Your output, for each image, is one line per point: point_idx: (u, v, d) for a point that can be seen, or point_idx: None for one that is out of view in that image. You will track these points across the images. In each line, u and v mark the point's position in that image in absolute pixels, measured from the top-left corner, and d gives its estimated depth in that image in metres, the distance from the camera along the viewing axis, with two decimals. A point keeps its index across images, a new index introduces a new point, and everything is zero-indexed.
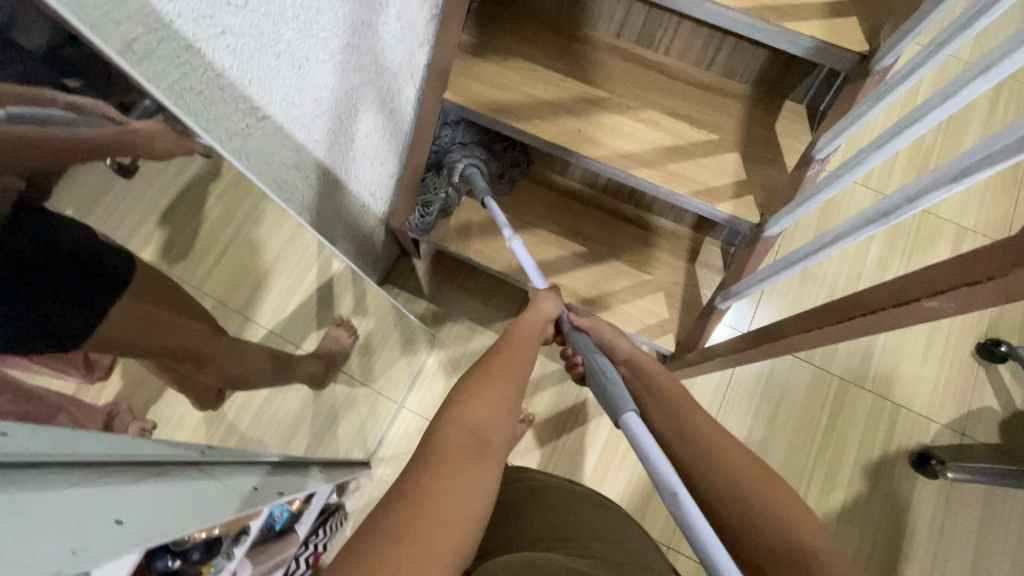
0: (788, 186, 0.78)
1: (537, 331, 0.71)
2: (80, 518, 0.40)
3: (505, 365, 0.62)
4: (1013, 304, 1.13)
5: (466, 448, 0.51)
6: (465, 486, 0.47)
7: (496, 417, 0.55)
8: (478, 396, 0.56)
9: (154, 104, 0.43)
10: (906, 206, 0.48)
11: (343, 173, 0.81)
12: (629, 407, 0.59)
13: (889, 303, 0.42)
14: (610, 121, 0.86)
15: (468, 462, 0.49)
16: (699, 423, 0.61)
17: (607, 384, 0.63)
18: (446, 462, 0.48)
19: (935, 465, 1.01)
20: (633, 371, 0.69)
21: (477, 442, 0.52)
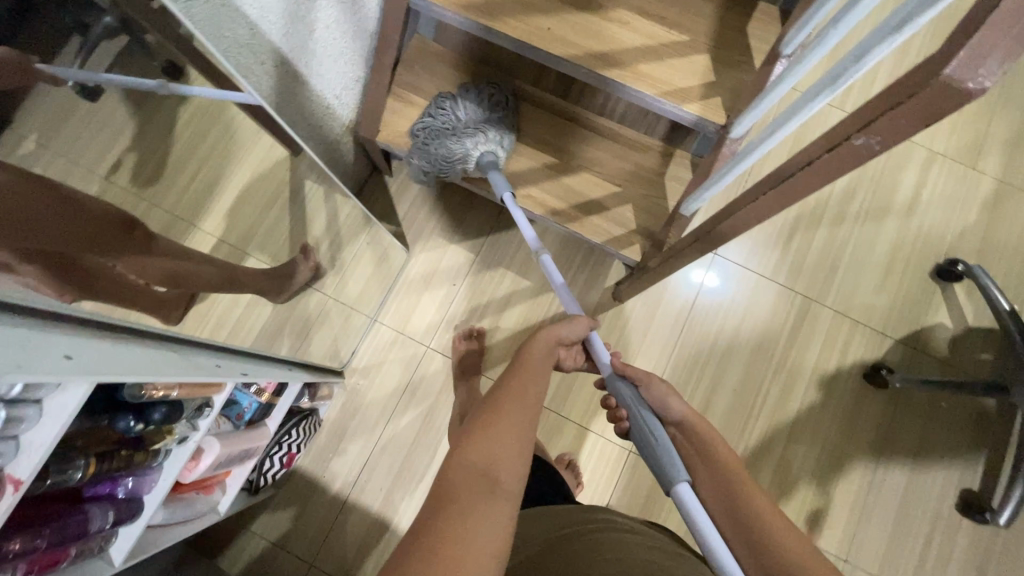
0: (754, 85, 0.77)
1: (550, 352, 0.71)
2: (25, 345, 0.41)
3: (513, 395, 0.61)
4: (973, 227, 1.16)
5: (476, 487, 0.50)
6: (480, 530, 0.47)
7: (506, 454, 0.54)
8: (488, 432, 0.56)
9: (112, 22, 0.51)
10: (852, 66, 0.49)
11: (302, 67, 0.79)
12: (682, 478, 0.64)
13: (824, 152, 0.43)
14: (580, 20, 0.84)
15: (479, 499, 0.50)
16: (752, 500, 0.62)
17: (659, 450, 0.66)
18: (458, 511, 0.48)
19: (883, 374, 1.07)
20: (682, 432, 0.69)
21: (488, 480, 0.51)
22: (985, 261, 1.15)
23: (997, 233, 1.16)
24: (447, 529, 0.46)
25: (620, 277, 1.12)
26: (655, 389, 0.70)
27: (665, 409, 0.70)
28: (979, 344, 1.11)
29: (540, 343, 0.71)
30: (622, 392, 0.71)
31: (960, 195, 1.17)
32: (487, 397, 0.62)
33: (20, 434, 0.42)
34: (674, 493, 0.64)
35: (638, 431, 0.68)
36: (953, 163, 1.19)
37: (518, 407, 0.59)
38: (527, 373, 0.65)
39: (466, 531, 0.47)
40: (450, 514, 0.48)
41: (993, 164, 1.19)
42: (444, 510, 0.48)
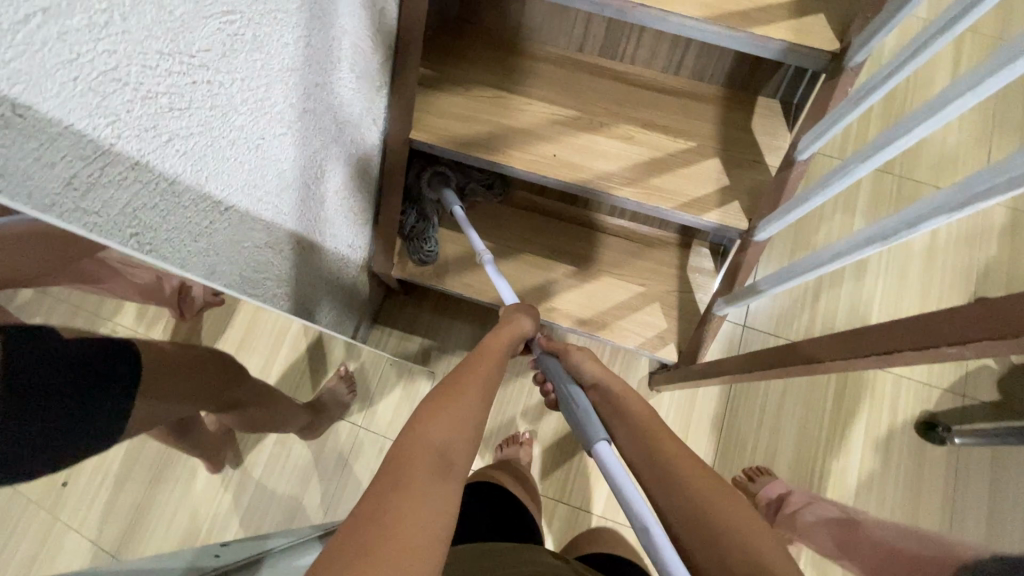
0: (772, 191, 0.77)
1: (507, 349, 0.70)
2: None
3: (470, 385, 0.59)
4: (997, 260, 1.15)
5: (429, 468, 0.48)
6: (432, 516, 0.44)
7: (458, 434, 0.52)
8: (441, 412, 0.54)
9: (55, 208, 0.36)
10: (904, 231, 0.48)
11: (317, 236, 0.77)
12: (601, 435, 0.58)
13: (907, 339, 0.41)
14: (584, 141, 0.83)
15: (434, 477, 0.47)
16: (664, 441, 0.57)
17: (580, 413, 0.62)
18: (408, 485, 0.45)
19: (941, 432, 1.03)
20: (601, 394, 0.67)
21: (444, 462, 0.49)
22: None
23: None
24: (394, 506, 0.43)
25: (653, 368, 1.10)
26: (572, 355, 0.72)
27: (581, 374, 0.70)
28: None
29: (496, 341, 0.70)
30: (549, 366, 0.72)
31: (977, 231, 1.16)
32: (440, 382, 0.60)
33: None
34: (594, 453, 0.57)
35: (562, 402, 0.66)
36: None
37: (473, 398, 0.57)
38: (488, 360, 0.65)
39: (415, 509, 0.43)
40: (398, 491, 0.44)
41: (1004, 194, 1.18)
42: (388, 485, 0.45)
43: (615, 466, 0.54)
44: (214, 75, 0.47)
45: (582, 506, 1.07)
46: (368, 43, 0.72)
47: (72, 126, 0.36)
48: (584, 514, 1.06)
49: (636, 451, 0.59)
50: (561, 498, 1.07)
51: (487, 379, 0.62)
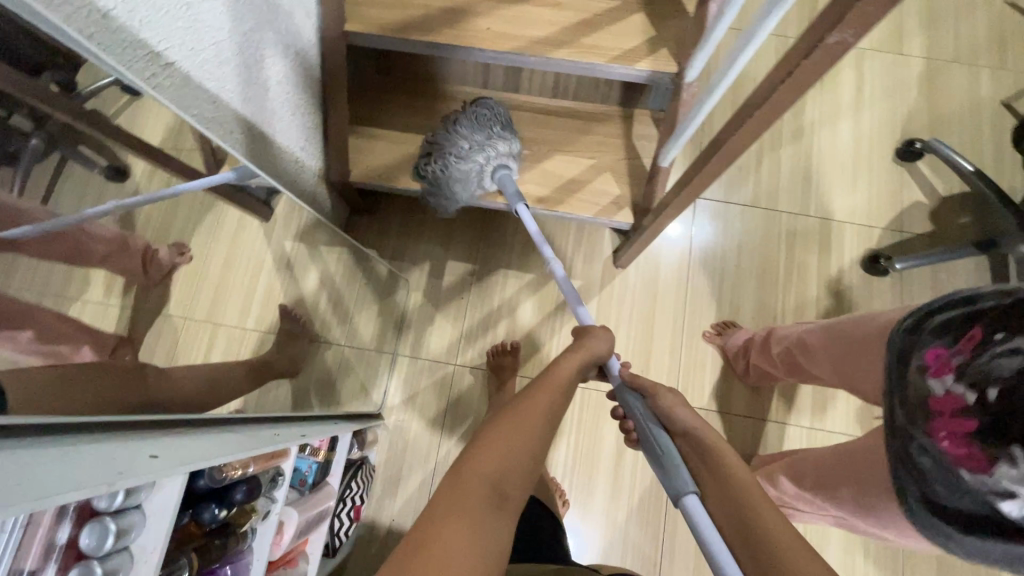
0: (694, 29, 0.81)
1: (579, 374, 0.73)
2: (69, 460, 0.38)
3: (534, 411, 0.63)
4: (918, 107, 1.23)
5: (487, 498, 0.51)
6: (485, 534, 0.48)
7: (512, 468, 0.56)
8: (496, 446, 0.57)
9: None
10: None
11: (266, 126, 0.79)
12: (689, 490, 0.61)
13: (802, 58, 0.46)
14: (514, 12, 0.87)
15: (485, 514, 0.50)
16: (761, 515, 0.58)
17: (669, 463, 0.63)
18: (467, 509, 0.49)
19: (884, 263, 1.11)
20: (690, 445, 0.68)
21: (499, 492, 0.53)
22: (939, 134, 1.22)
23: (941, 105, 1.23)
24: (452, 531, 0.47)
25: (616, 246, 1.15)
26: (663, 400, 0.72)
27: (672, 419, 0.70)
28: (957, 210, 1.17)
29: (564, 366, 0.72)
30: (632, 403, 0.71)
31: (897, 82, 1.24)
32: (501, 410, 0.64)
33: (130, 544, 0.43)
34: (681, 505, 0.60)
35: (645, 443, 0.67)
36: (882, 54, 1.26)
37: (523, 433, 0.60)
38: (548, 388, 0.68)
39: (472, 532, 0.47)
40: (451, 521, 0.47)
41: (917, 45, 1.26)
42: (445, 509, 0.49)
43: (709, 528, 0.56)
44: None
45: None
46: None
47: None
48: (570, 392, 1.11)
49: (727, 521, 0.59)
50: None
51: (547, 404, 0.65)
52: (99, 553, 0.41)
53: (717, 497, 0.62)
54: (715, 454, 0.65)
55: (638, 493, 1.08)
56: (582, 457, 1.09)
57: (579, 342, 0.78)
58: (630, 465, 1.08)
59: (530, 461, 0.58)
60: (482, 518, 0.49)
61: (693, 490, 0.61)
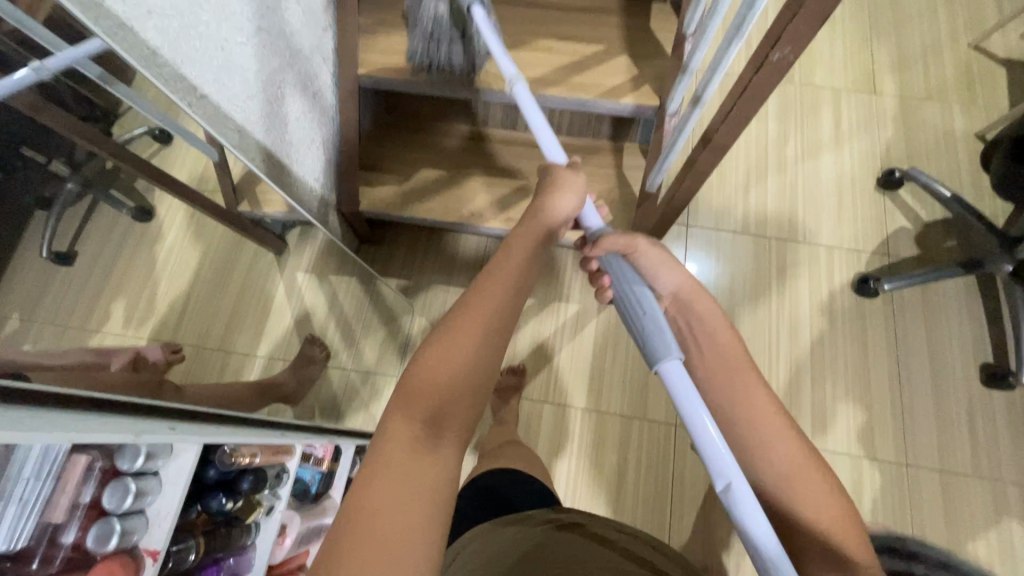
0: (673, 67, 0.90)
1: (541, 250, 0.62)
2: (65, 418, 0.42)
3: (475, 318, 0.50)
4: (895, 139, 1.31)
5: (415, 439, 0.44)
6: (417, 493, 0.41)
7: (456, 391, 0.47)
8: (434, 364, 0.47)
9: None
10: (747, 14, 0.59)
11: (285, 157, 0.87)
12: (671, 355, 0.53)
13: (752, 75, 0.53)
14: (510, 56, 0.96)
15: (419, 456, 0.43)
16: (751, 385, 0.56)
17: (648, 324, 0.56)
18: (399, 463, 0.42)
19: (873, 283, 1.14)
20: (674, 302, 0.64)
21: (433, 439, 0.44)
22: (918, 164, 1.29)
23: (918, 138, 1.31)
24: (376, 492, 0.41)
25: None
26: (644, 258, 0.65)
27: (653, 279, 0.64)
28: (941, 234, 1.21)
29: (524, 239, 0.61)
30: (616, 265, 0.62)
31: (873, 117, 1.32)
32: (447, 314, 0.52)
33: (160, 470, 0.48)
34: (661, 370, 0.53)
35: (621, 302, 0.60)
36: (857, 93, 1.35)
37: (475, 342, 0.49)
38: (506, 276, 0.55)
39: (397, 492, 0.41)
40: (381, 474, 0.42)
41: (889, 84, 1.35)
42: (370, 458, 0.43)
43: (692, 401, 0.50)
44: None
45: (567, 406, 1.13)
46: None
47: None
48: (571, 412, 1.12)
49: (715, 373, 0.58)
50: (546, 401, 1.12)
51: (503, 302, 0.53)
52: (121, 509, 0.45)
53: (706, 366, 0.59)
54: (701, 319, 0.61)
55: (641, 516, 1.06)
56: (583, 478, 1.08)
57: (532, 213, 0.66)
58: (631, 486, 1.07)
59: (476, 380, 0.48)
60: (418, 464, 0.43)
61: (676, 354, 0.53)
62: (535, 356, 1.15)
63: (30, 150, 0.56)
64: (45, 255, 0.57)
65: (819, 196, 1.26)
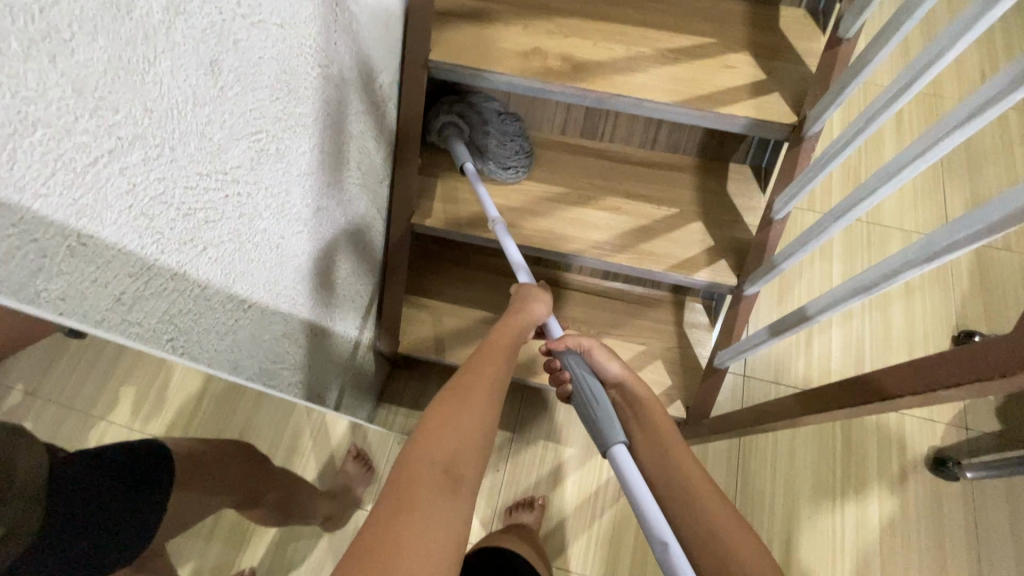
0: (756, 247, 0.83)
1: (519, 338, 0.74)
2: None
3: (483, 385, 0.62)
4: (971, 293, 1.21)
5: (438, 483, 0.50)
6: (437, 529, 0.47)
7: (467, 451, 0.54)
8: (443, 423, 0.56)
9: None
10: (884, 281, 0.53)
11: (329, 322, 0.80)
12: (618, 439, 0.66)
13: (908, 391, 0.46)
14: (575, 214, 0.89)
15: (440, 495, 0.49)
16: (684, 465, 0.66)
17: (599, 413, 0.68)
18: (419, 506, 0.48)
19: (953, 466, 1.04)
20: (621, 394, 0.76)
21: (452, 476, 0.51)
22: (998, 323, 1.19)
23: (996, 293, 1.21)
24: (400, 528, 0.46)
25: None
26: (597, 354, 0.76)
27: (603, 370, 0.77)
28: None
29: (501, 337, 0.72)
30: (573, 362, 0.73)
31: (948, 266, 1.24)
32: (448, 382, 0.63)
33: None
34: (611, 454, 0.65)
35: (580, 392, 0.71)
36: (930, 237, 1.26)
37: (478, 409, 0.58)
38: (493, 359, 0.67)
39: (426, 527, 0.46)
40: (410, 511, 0.47)
41: None
42: (398, 504, 0.47)
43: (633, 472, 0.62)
44: (243, 186, 0.51)
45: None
46: (372, 142, 0.79)
47: (124, 248, 0.40)
48: None
49: (651, 450, 0.70)
50: (584, 574, 1.02)
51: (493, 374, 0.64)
52: None
53: (643, 445, 0.70)
54: (643, 406, 0.73)
55: None
56: None
57: (511, 313, 0.77)
58: None
59: (485, 439, 0.57)
60: (439, 502, 0.49)
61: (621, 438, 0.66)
62: (575, 518, 1.05)
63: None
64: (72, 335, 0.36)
65: (889, 352, 1.16)
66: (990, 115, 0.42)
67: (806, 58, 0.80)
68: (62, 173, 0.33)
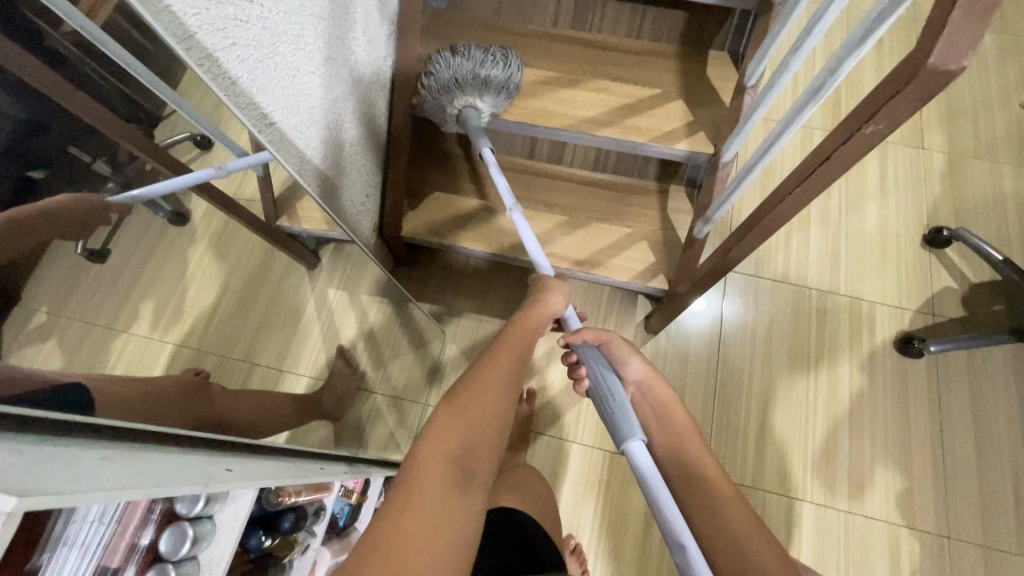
0: (731, 115, 0.89)
1: (534, 330, 0.79)
2: (70, 461, 0.38)
3: (496, 378, 0.68)
4: (941, 196, 1.29)
5: (455, 478, 0.57)
6: (451, 516, 0.54)
7: (479, 442, 0.62)
8: (460, 419, 0.62)
9: None
10: (832, 77, 0.59)
11: (337, 183, 0.87)
12: (634, 436, 0.71)
13: (840, 143, 0.51)
14: (564, 95, 0.96)
15: (454, 490, 0.56)
16: (700, 461, 0.72)
17: (618, 411, 0.73)
18: (436, 494, 0.54)
19: (917, 344, 1.11)
20: (640, 389, 0.80)
21: (464, 474, 0.58)
22: (966, 223, 1.26)
23: (965, 195, 1.28)
24: (416, 514, 0.52)
25: (647, 312, 1.18)
26: (617, 349, 0.83)
27: (625, 367, 0.82)
28: (988, 297, 1.18)
29: (518, 329, 0.76)
30: (591, 357, 0.79)
31: (920, 172, 1.30)
32: (462, 378, 0.68)
33: (214, 514, 0.50)
34: (628, 451, 0.70)
35: (597, 392, 0.77)
36: (905, 146, 1.33)
37: (492, 408, 0.65)
38: (508, 348, 0.73)
39: (433, 517, 0.52)
40: (424, 501, 0.53)
41: (937, 139, 1.34)
42: (404, 502, 0.53)
43: (649, 469, 0.67)
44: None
45: (596, 448, 1.10)
46: (376, 14, 0.85)
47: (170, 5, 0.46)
48: (599, 454, 1.09)
49: (666, 450, 0.75)
50: (575, 441, 1.10)
51: (508, 366, 0.70)
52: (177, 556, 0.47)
53: (659, 442, 0.76)
54: (662, 403, 0.78)
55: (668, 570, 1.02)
56: (609, 526, 1.04)
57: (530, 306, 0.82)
58: (660, 538, 1.04)
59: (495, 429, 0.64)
60: (453, 497, 0.55)
61: (637, 435, 0.71)
62: (567, 394, 1.13)
63: (75, 151, 0.48)
64: (81, 252, 0.50)
65: (862, 249, 1.24)
66: None
67: None
68: None
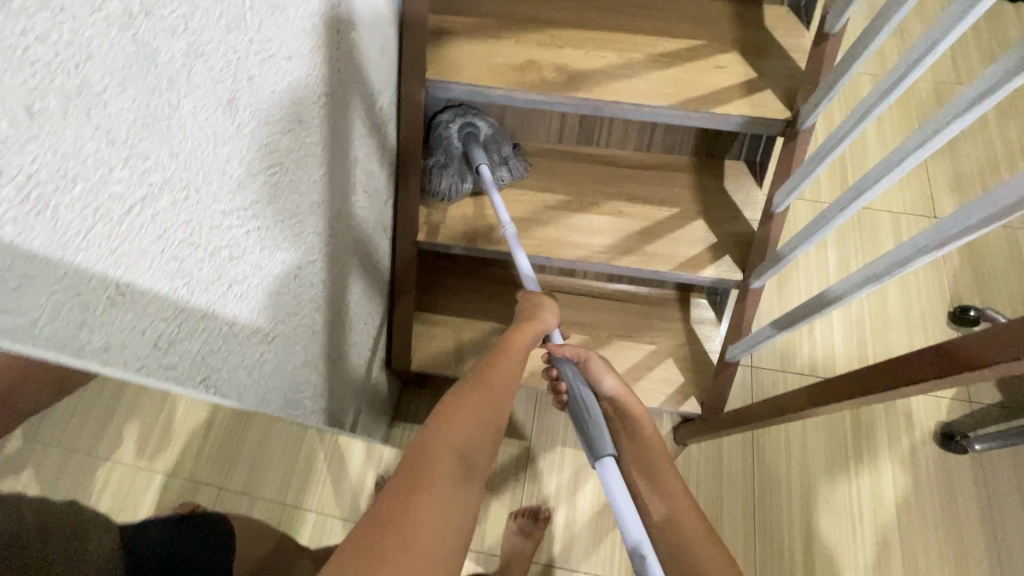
0: (759, 241, 0.84)
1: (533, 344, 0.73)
2: None
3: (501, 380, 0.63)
4: (961, 268, 1.25)
5: (456, 470, 0.50)
6: (445, 511, 0.46)
7: (475, 439, 0.55)
8: (454, 416, 0.56)
9: None
10: (896, 267, 0.53)
11: (344, 346, 0.80)
12: (608, 452, 0.66)
13: (930, 372, 0.46)
14: (578, 220, 0.90)
15: (450, 481, 0.48)
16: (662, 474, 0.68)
17: (592, 424, 0.68)
18: (436, 485, 0.47)
19: (961, 441, 1.07)
20: (613, 406, 0.76)
21: (464, 466, 0.51)
22: (989, 296, 1.23)
23: (986, 266, 1.25)
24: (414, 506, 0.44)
25: (675, 422, 1.11)
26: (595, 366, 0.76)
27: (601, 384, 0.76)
28: None
29: (521, 339, 0.72)
30: (568, 370, 0.74)
31: None
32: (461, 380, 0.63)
33: None
34: (599, 465, 0.65)
35: (573, 404, 0.71)
36: (917, 219, 1.30)
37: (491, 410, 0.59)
38: (513, 357, 0.69)
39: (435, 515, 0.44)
40: (420, 490, 0.46)
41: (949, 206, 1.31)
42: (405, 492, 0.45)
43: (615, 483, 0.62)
44: (263, 221, 0.52)
45: None
46: (376, 163, 0.79)
47: (157, 293, 0.39)
48: None
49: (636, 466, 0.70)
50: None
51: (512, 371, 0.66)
52: None
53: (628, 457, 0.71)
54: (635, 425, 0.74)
55: None
56: None
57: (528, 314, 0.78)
58: None
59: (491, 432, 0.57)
60: (447, 490, 0.48)
61: (610, 451, 0.66)
62: (599, 521, 1.05)
63: None
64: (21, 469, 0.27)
65: (888, 333, 1.19)
66: (997, 99, 0.43)
67: (793, 54, 0.82)
68: (101, 227, 0.33)
